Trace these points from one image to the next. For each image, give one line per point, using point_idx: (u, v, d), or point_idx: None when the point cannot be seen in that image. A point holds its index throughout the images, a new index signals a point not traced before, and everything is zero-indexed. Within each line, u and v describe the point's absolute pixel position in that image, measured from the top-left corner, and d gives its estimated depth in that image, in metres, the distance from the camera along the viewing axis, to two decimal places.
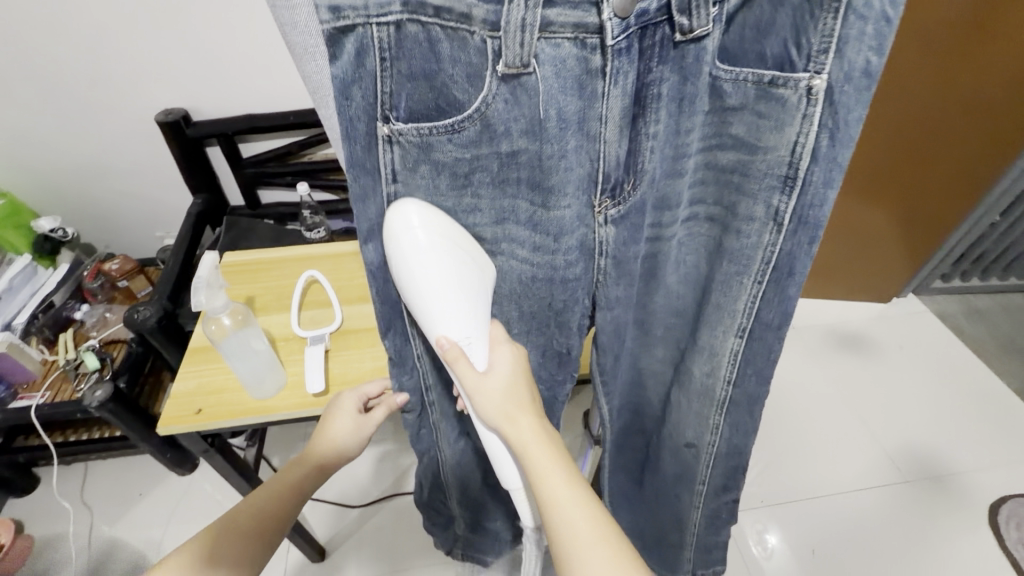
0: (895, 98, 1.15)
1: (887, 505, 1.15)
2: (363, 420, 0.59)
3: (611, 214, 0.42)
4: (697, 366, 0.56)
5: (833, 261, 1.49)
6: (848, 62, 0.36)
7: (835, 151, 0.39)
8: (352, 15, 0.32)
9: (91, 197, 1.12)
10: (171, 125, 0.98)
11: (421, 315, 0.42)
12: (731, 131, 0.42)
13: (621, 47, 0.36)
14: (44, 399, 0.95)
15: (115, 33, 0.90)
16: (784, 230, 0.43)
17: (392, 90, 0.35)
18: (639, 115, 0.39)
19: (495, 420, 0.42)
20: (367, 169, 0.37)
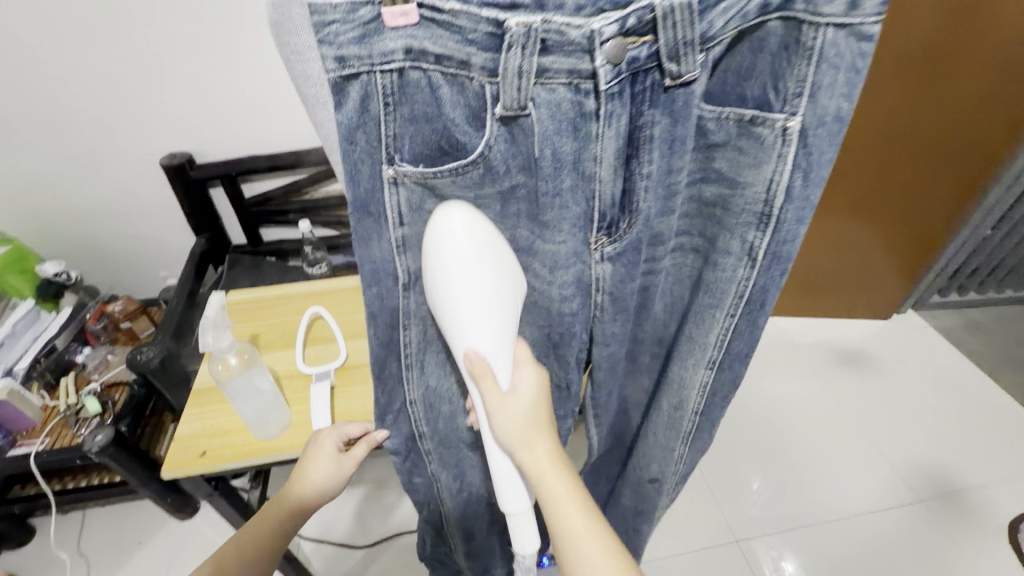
0: (867, 125, 1.19)
1: (905, 527, 1.13)
2: (344, 459, 0.57)
3: (608, 251, 0.42)
4: (666, 400, 0.57)
5: (830, 279, 1.49)
6: (822, 106, 0.37)
7: (807, 191, 0.40)
8: (357, 64, 0.32)
9: (94, 239, 1.13)
10: (175, 167, 1.00)
11: (452, 325, 0.41)
12: (716, 167, 0.42)
13: (614, 92, 0.36)
14: (44, 446, 0.94)
15: (127, 80, 0.94)
16: (759, 266, 0.44)
17: (395, 133, 0.35)
18: (632, 156, 0.39)
19: (514, 444, 0.42)
20: (372, 214, 0.38)
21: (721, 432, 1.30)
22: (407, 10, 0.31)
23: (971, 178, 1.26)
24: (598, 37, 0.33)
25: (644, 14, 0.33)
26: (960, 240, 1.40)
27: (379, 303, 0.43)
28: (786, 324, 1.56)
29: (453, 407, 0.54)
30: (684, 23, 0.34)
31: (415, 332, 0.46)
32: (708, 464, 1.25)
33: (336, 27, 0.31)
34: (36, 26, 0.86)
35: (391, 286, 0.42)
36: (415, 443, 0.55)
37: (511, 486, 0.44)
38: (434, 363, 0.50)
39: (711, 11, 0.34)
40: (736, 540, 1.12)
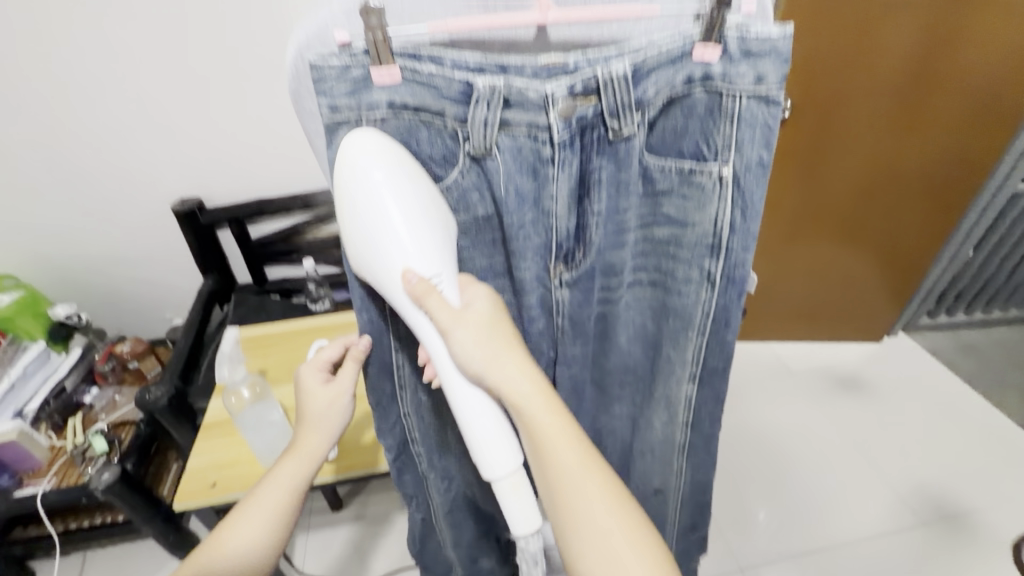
0: (838, 161, 1.23)
1: (910, 551, 1.12)
2: (339, 387, 0.52)
3: (565, 277, 0.47)
4: (657, 417, 0.60)
5: (817, 304, 1.52)
6: (747, 157, 0.42)
7: (747, 225, 0.45)
8: (349, 113, 0.38)
9: (105, 282, 1.17)
10: (186, 214, 1.05)
11: (382, 248, 0.39)
12: (664, 211, 0.47)
13: (566, 141, 0.40)
14: (50, 484, 0.96)
15: (142, 134, 1.00)
16: (716, 288, 0.49)
17: None
18: (584, 195, 0.44)
19: (481, 366, 0.40)
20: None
21: (721, 459, 1.31)
22: (392, 71, 0.37)
23: (936, 211, 1.32)
24: (552, 98, 0.38)
25: (589, 81, 0.39)
26: (943, 264, 1.47)
27: (367, 327, 0.48)
28: (781, 350, 1.59)
29: (448, 423, 0.57)
30: (621, 90, 0.39)
31: (405, 356, 0.51)
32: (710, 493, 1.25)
33: (331, 82, 0.37)
34: (63, 88, 0.93)
35: (380, 311, 0.48)
36: (406, 450, 0.59)
37: (489, 448, 0.42)
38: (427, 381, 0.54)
39: (644, 81, 0.40)
40: (741, 569, 1.12)
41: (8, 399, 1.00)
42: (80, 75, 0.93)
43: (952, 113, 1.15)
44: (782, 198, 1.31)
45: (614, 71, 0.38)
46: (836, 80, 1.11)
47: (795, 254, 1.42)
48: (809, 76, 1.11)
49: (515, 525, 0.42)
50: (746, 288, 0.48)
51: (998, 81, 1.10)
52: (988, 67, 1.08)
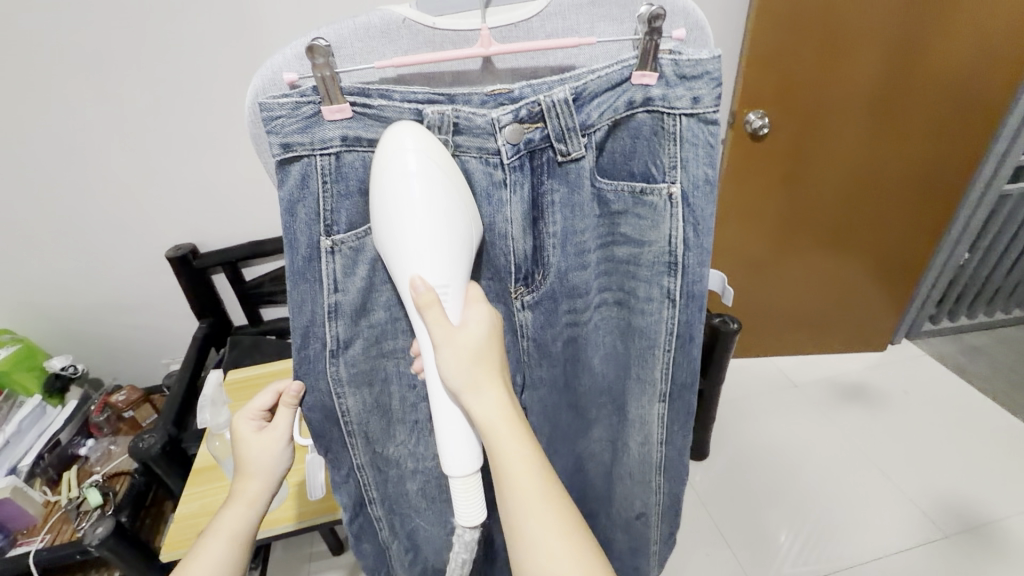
0: (823, 168, 1.22)
1: (934, 567, 1.07)
2: (273, 433, 0.51)
3: (527, 300, 0.48)
4: (632, 438, 0.59)
5: (810, 314, 1.50)
6: (693, 174, 0.45)
7: (700, 240, 0.46)
8: (301, 149, 0.38)
9: (100, 331, 1.17)
10: (180, 259, 1.06)
11: (396, 253, 0.38)
12: (621, 231, 0.48)
13: (515, 165, 0.42)
14: (44, 543, 0.93)
15: (133, 183, 1.01)
16: (678, 305, 0.49)
17: (332, 207, 0.40)
18: (538, 219, 0.45)
19: (459, 386, 0.39)
20: (308, 279, 0.41)
21: (730, 479, 1.26)
22: (342, 107, 0.37)
23: (925, 208, 1.32)
24: (498, 123, 0.40)
25: (533, 107, 0.40)
26: (939, 267, 1.48)
27: (304, 366, 0.44)
28: (782, 362, 1.57)
29: (403, 473, 0.55)
30: (565, 114, 0.40)
31: (352, 402, 0.47)
32: (723, 515, 1.19)
33: (282, 119, 0.37)
34: (47, 140, 0.93)
35: (318, 349, 0.44)
36: (363, 507, 0.55)
37: (455, 446, 0.41)
38: (378, 426, 0.51)
39: (587, 106, 0.41)
40: None
41: (3, 456, 0.97)
42: (67, 123, 0.93)
43: (927, 113, 1.17)
44: (765, 207, 1.27)
45: (557, 97, 0.40)
46: (814, 87, 1.10)
47: (784, 266, 1.39)
48: (785, 87, 1.10)
49: (460, 518, 0.42)
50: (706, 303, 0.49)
51: (965, 84, 1.13)
52: (951, 75, 1.12)
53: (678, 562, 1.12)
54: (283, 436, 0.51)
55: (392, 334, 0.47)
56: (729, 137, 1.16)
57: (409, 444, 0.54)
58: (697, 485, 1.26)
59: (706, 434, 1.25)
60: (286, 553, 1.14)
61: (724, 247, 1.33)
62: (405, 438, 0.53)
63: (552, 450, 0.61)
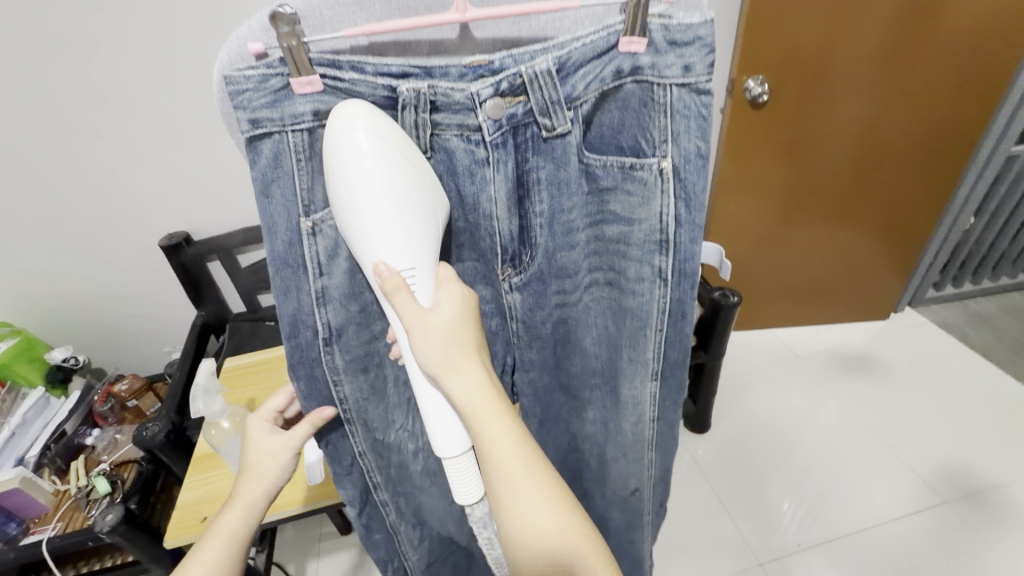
0: (825, 136, 1.19)
1: (933, 531, 1.09)
2: (280, 438, 0.52)
3: (515, 281, 0.47)
4: (624, 421, 0.59)
5: (812, 284, 1.48)
6: (684, 148, 0.43)
7: (691, 216, 0.45)
8: (270, 125, 0.36)
9: (98, 321, 1.17)
10: (172, 247, 1.03)
11: (359, 239, 0.38)
12: (611, 208, 0.47)
13: (498, 142, 0.40)
14: (56, 531, 0.95)
15: (120, 171, 0.99)
16: (670, 283, 0.48)
17: (308, 187, 0.39)
18: (524, 197, 0.44)
19: (435, 369, 0.38)
20: (290, 264, 0.40)
21: (731, 451, 1.27)
22: (312, 80, 0.35)
23: (929, 173, 1.29)
24: (477, 98, 0.38)
25: (515, 79, 0.38)
26: (943, 234, 1.46)
27: (297, 354, 0.44)
28: (783, 334, 1.56)
29: (406, 456, 0.56)
30: (549, 86, 0.39)
31: (349, 390, 0.47)
32: (724, 487, 1.20)
33: (249, 94, 0.35)
34: (26, 129, 0.91)
35: (310, 338, 0.43)
36: (369, 496, 0.56)
37: (442, 427, 0.40)
38: (377, 411, 0.50)
39: (572, 77, 0.39)
40: (759, 563, 1.07)
41: (8, 448, 0.99)
42: (47, 112, 0.90)
43: (933, 73, 1.12)
44: (766, 177, 1.24)
45: (540, 68, 0.38)
46: (815, 50, 1.06)
47: (785, 238, 1.37)
48: (787, 49, 1.05)
49: (459, 499, 0.41)
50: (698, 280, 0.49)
51: (972, 41, 1.09)
52: (962, 28, 1.07)
53: (678, 534, 1.13)
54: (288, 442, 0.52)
55: (378, 315, 0.46)
56: (727, 105, 1.13)
57: (409, 425, 0.54)
58: (697, 458, 1.26)
59: (708, 408, 1.25)
60: (297, 533, 1.17)
61: (724, 219, 1.30)
62: (403, 420, 0.53)
63: (544, 430, 0.62)
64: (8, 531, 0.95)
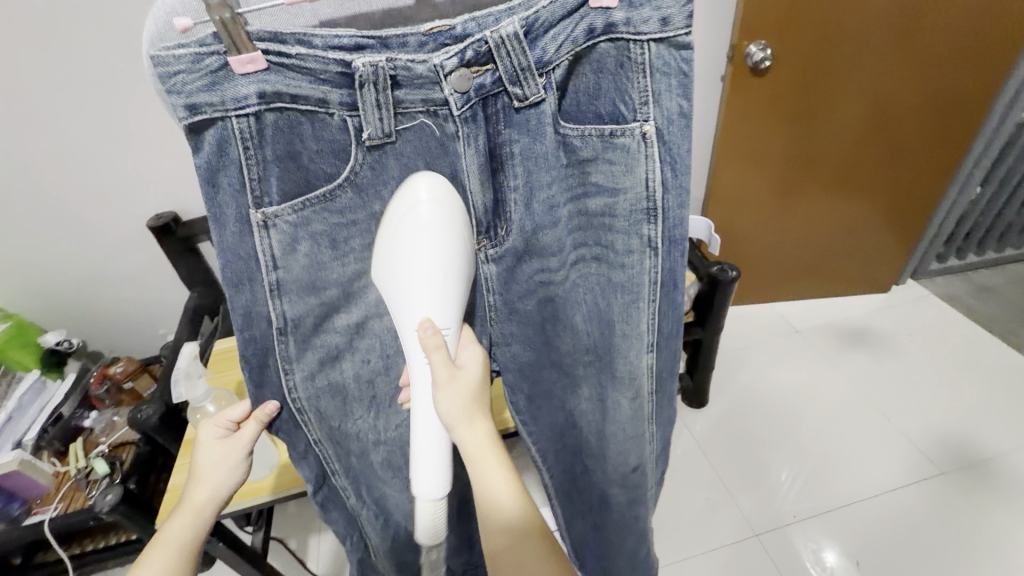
0: (830, 103, 1.15)
1: (930, 502, 1.09)
2: (234, 448, 0.52)
3: (490, 253, 0.45)
4: (623, 397, 0.56)
5: (814, 257, 1.46)
6: (666, 109, 0.42)
7: (678, 180, 0.44)
8: (210, 110, 0.34)
9: (87, 305, 1.14)
10: (161, 228, 1.01)
11: (403, 296, 0.40)
12: (592, 180, 0.45)
13: (467, 117, 0.39)
14: (57, 511, 0.96)
15: (100, 151, 0.95)
16: (660, 252, 0.47)
17: (260, 175, 0.37)
18: (498, 170, 0.42)
19: (453, 422, 0.43)
20: (241, 256, 0.39)
21: (730, 425, 1.27)
22: (253, 58, 0.33)
23: (936, 140, 1.26)
24: (441, 70, 0.37)
25: (480, 46, 0.37)
26: (948, 204, 1.43)
27: (252, 345, 0.43)
28: (784, 308, 1.55)
29: (365, 445, 0.54)
30: (516, 51, 0.37)
31: (299, 376, 0.46)
32: (724, 461, 1.20)
33: (182, 76, 0.33)
34: None
35: (265, 331, 0.42)
36: (326, 478, 0.54)
37: (428, 467, 0.43)
38: (331, 404, 0.49)
39: (541, 40, 0.38)
40: (756, 534, 1.07)
41: (5, 432, 0.99)
42: (16, 88, 0.86)
43: (943, 33, 1.08)
44: (768, 148, 1.20)
45: (506, 32, 0.36)
46: (821, 10, 1.01)
47: (788, 210, 1.34)
48: (792, 14, 1.01)
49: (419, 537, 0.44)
50: (687, 246, 0.48)
51: None
52: None
53: (677, 506, 1.13)
54: (242, 453, 0.52)
55: (344, 303, 0.45)
56: (728, 73, 1.08)
57: (369, 419, 0.52)
58: (696, 433, 1.26)
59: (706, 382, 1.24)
60: (298, 510, 1.18)
61: (725, 192, 1.27)
62: (363, 413, 0.51)
63: (532, 408, 0.60)
64: (12, 512, 0.96)
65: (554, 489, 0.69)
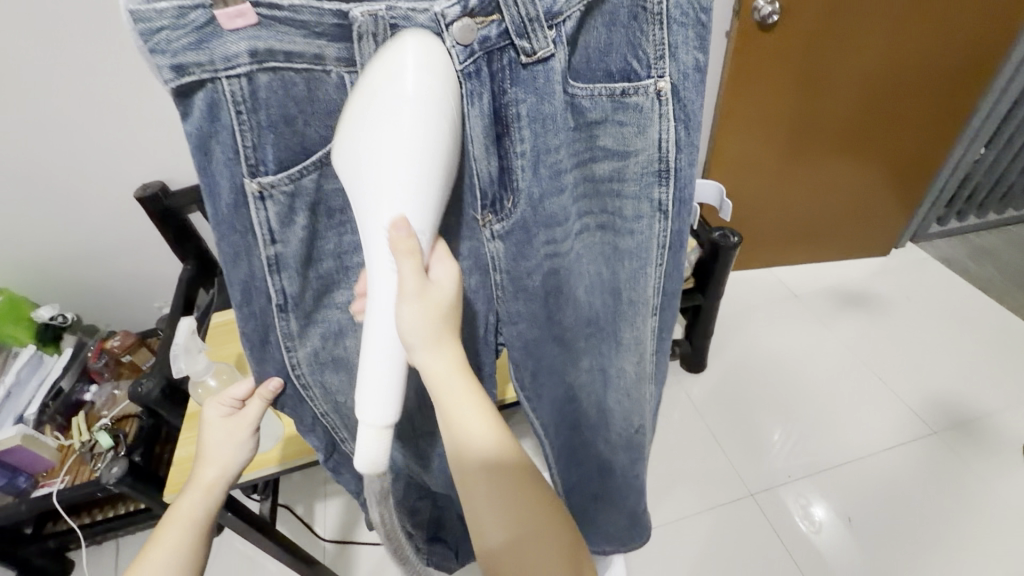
0: (840, 61, 1.11)
1: (921, 460, 1.12)
2: (240, 424, 0.52)
3: (496, 229, 0.43)
4: (626, 363, 0.58)
5: (816, 222, 1.44)
6: (682, 63, 0.39)
7: (691, 138, 0.42)
8: (199, 71, 0.31)
9: (79, 280, 1.12)
10: (149, 199, 0.97)
11: (369, 186, 0.33)
12: (601, 144, 0.43)
13: (470, 71, 0.36)
14: (65, 483, 0.97)
15: (80, 119, 0.91)
16: (670, 216, 0.46)
17: (254, 143, 0.34)
18: (503, 134, 0.39)
19: (420, 341, 0.38)
20: (239, 229, 0.36)
21: (728, 389, 1.28)
22: (243, 11, 0.30)
23: (945, 98, 1.22)
24: (443, 19, 0.35)
25: None
26: (954, 164, 1.40)
27: (252, 321, 0.41)
28: (783, 273, 1.54)
29: None
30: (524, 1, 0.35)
31: (303, 354, 0.45)
32: (721, 424, 1.21)
33: (167, 34, 0.29)
34: None
35: (264, 305, 0.41)
36: (336, 447, 0.55)
37: (374, 392, 0.38)
38: (335, 379, 0.48)
39: None
40: (751, 493, 1.10)
41: (6, 407, 0.98)
42: None
43: None
44: (773, 107, 1.16)
45: None
46: None
47: (791, 172, 1.31)
48: None
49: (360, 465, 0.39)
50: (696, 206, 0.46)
51: None
52: None
53: (676, 468, 1.15)
54: (248, 429, 0.52)
55: (339, 280, 0.44)
56: (734, 28, 1.03)
57: None
58: (693, 397, 1.27)
59: (705, 347, 1.25)
60: (303, 478, 1.20)
61: (729, 155, 1.24)
62: None
63: (537, 383, 0.57)
64: (19, 484, 0.96)
65: (554, 456, 0.70)
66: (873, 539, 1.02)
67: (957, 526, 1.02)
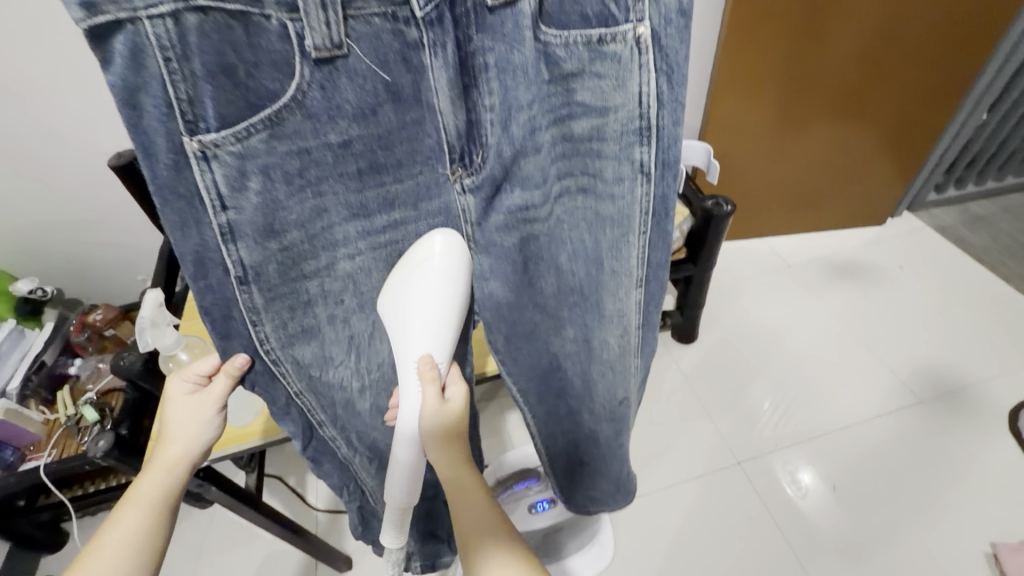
0: (841, 21, 1.06)
1: (906, 428, 1.13)
2: (202, 401, 0.50)
3: (467, 182, 0.42)
4: (609, 334, 0.55)
5: (811, 190, 1.41)
6: (663, 5, 0.37)
7: (674, 92, 0.40)
8: (114, 10, 0.27)
9: (56, 252, 1.09)
10: (123, 166, 0.93)
11: (405, 333, 0.44)
12: (578, 99, 0.41)
13: (432, 18, 0.34)
14: (52, 457, 0.95)
15: (41, 83, 0.86)
16: (652, 178, 0.43)
17: (190, 95, 0.31)
18: (470, 86, 0.38)
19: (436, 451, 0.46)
20: (182, 194, 0.34)
21: (718, 359, 1.28)
22: None
23: (948, 61, 1.18)
24: None
25: None
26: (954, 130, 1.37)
27: (209, 296, 0.40)
28: (777, 243, 1.52)
29: (348, 394, 0.51)
30: None
31: (269, 328, 0.43)
32: (710, 395, 1.22)
33: None
34: None
35: (223, 277, 0.39)
36: (314, 433, 0.54)
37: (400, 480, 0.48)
38: (306, 353, 0.47)
39: None
40: (738, 462, 1.11)
41: None
42: None
43: None
44: (771, 70, 1.12)
45: None
46: None
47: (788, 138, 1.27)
48: None
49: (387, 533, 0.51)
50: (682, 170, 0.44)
51: None
52: None
53: (664, 438, 1.16)
54: (211, 408, 0.50)
55: (307, 253, 0.41)
56: None
57: (351, 362, 0.49)
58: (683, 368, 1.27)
59: (696, 318, 1.24)
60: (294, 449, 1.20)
61: (724, 121, 1.20)
62: (342, 362, 0.49)
63: (512, 347, 0.56)
64: (5, 458, 0.94)
65: (538, 427, 0.69)
66: (858, 505, 1.04)
67: (941, 492, 1.04)
